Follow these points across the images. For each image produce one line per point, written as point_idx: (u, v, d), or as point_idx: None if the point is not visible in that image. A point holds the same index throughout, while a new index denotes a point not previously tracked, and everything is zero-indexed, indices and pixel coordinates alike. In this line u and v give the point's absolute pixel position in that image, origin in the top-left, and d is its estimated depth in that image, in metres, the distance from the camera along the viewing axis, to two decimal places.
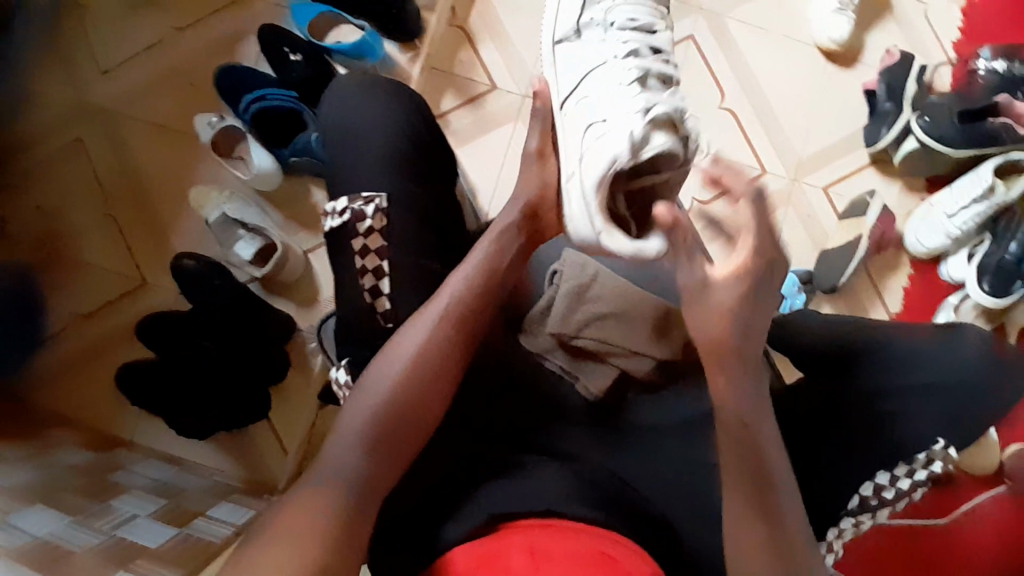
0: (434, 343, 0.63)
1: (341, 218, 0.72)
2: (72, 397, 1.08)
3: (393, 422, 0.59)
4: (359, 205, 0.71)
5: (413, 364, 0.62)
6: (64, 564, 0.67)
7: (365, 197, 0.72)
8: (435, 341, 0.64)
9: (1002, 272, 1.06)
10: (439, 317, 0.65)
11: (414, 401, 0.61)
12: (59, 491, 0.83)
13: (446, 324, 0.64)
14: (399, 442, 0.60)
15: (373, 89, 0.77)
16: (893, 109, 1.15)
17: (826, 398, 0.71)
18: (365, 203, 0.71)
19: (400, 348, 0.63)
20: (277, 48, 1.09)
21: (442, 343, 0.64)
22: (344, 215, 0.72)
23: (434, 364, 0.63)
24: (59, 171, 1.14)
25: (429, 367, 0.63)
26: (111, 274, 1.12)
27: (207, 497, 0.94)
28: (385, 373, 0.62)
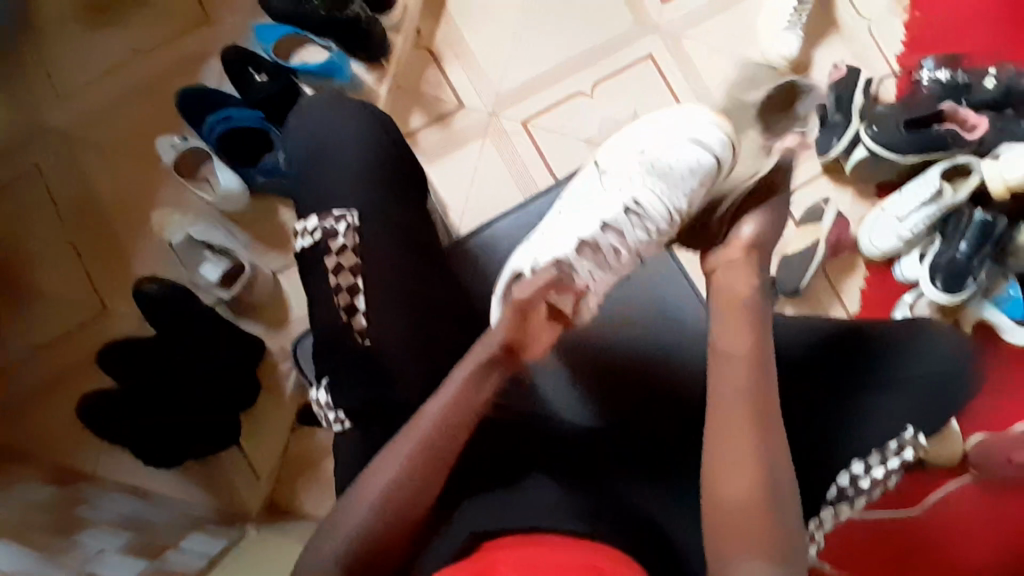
0: (422, 461, 0.60)
1: (312, 238, 0.71)
2: (32, 429, 1.04)
3: (388, 521, 0.58)
4: (330, 223, 0.70)
5: (403, 480, 0.59)
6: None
7: (335, 214, 0.71)
8: (419, 457, 0.60)
9: (953, 269, 1.11)
10: (423, 437, 0.61)
11: (408, 500, 0.59)
12: (20, 528, 0.79)
13: (443, 417, 0.62)
14: (395, 530, 0.58)
15: (340, 106, 0.77)
16: (842, 120, 1.20)
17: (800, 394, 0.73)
18: (336, 221, 0.71)
19: (388, 468, 0.60)
20: (242, 70, 1.09)
21: (432, 463, 0.61)
22: (315, 234, 0.71)
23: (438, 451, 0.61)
24: (14, 197, 1.10)
25: (421, 479, 0.60)
26: (71, 301, 1.09)
27: (178, 528, 0.91)
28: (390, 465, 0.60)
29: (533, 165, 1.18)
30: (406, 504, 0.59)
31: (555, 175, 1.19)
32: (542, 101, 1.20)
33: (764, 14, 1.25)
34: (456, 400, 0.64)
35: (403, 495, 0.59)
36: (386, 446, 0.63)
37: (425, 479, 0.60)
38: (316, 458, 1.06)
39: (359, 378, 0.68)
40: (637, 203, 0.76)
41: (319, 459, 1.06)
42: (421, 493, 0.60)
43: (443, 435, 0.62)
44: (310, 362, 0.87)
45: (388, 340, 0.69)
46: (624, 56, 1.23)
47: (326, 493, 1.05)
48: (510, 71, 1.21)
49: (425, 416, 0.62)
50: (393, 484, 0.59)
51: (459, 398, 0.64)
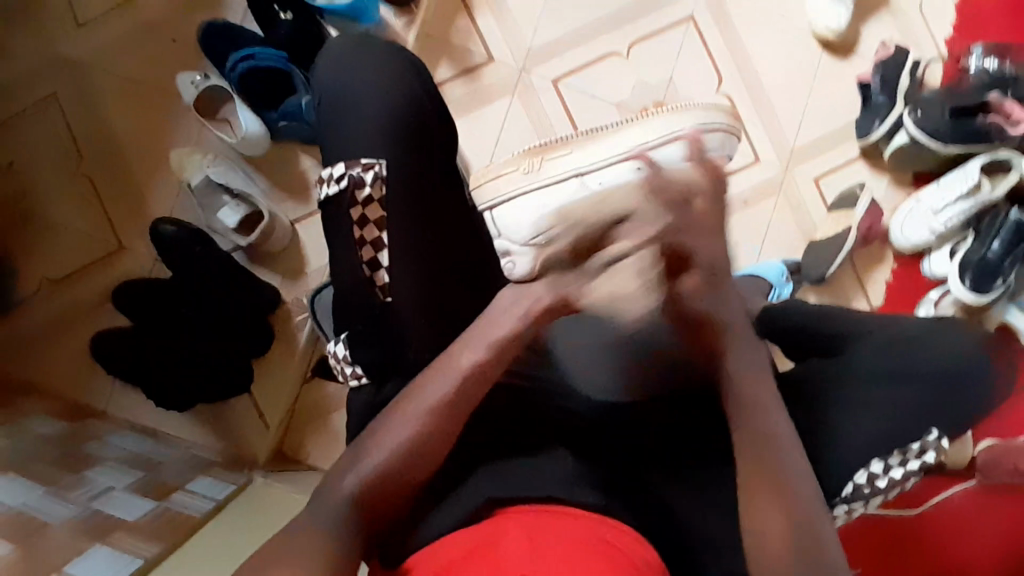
0: (439, 413, 0.60)
1: (338, 185, 0.68)
2: (45, 364, 1.04)
3: (396, 466, 0.59)
4: (358, 171, 0.68)
5: (419, 427, 0.60)
6: (39, 543, 0.65)
7: (364, 163, 0.68)
8: (429, 417, 0.60)
9: (984, 268, 1.08)
10: (444, 393, 0.60)
11: (413, 463, 0.59)
12: (30, 462, 0.80)
13: (463, 383, 0.61)
14: (404, 475, 0.59)
15: (372, 49, 0.73)
16: (886, 102, 1.16)
17: (831, 387, 0.72)
18: (364, 170, 0.68)
19: (404, 415, 0.60)
20: (265, 5, 1.03)
21: (448, 414, 0.60)
22: (341, 182, 0.68)
23: (450, 413, 0.60)
24: (30, 126, 1.08)
25: (437, 429, 0.60)
26: (86, 237, 1.07)
27: (187, 470, 0.92)
28: (400, 426, 0.60)
29: (561, 127, 1.15)
30: (418, 455, 0.59)
31: None
32: (573, 61, 1.15)
33: None
34: (484, 363, 0.62)
35: (410, 454, 0.59)
36: (404, 390, 0.62)
37: (441, 429, 0.60)
38: (328, 411, 1.06)
39: (380, 338, 0.66)
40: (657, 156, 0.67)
41: (329, 413, 1.06)
42: (433, 444, 0.60)
43: (464, 395, 0.61)
44: (328, 315, 0.85)
45: (413, 301, 0.67)
46: (664, 18, 1.17)
47: (333, 447, 1.05)
48: (543, 27, 1.16)
49: (439, 384, 0.61)
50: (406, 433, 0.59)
51: (486, 361, 0.62)
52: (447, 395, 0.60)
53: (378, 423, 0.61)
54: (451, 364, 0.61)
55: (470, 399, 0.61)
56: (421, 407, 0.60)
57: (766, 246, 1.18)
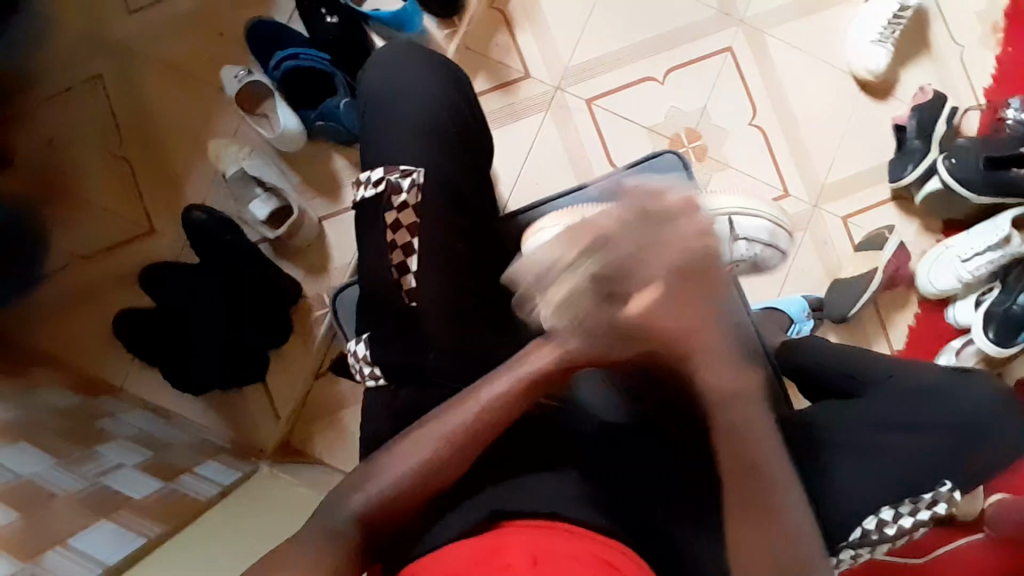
0: (457, 437, 0.59)
1: (375, 188, 0.69)
2: (68, 337, 1.07)
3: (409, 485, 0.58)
4: (396, 178, 0.69)
5: (434, 449, 0.58)
6: (47, 514, 0.66)
7: (402, 170, 0.69)
8: (447, 446, 0.58)
9: (1008, 321, 1.08)
10: (462, 418, 0.59)
11: (424, 486, 0.58)
12: (45, 433, 0.82)
13: (486, 416, 0.59)
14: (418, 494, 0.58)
15: (416, 59, 0.75)
16: (920, 147, 1.15)
17: (851, 433, 0.70)
18: (402, 177, 0.69)
19: (421, 437, 0.59)
20: (313, 8, 1.06)
21: (467, 446, 0.59)
22: (379, 186, 0.69)
23: (469, 446, 0.59)
24: (77, 107, 1.11)
25: (453, 453, 0.58)
26: (119, 217, 1.10)
27: (196, 454, 0.93)
28: (415, 450, 0.59)
29: (591, 146, 1.15)
30: (431, 478, 0.58)
31: (612, 162, 1.15)
32: (609, 83, 1.17)
33: (855, 24, 1.18)
34: (512, 400, 0.59)
35: (424, 479, 0.58)
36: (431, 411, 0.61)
37: (457, 459, 0.59)
38: (338, 406, 1.07)
39: (399, 340, 0.67)
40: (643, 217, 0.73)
41: (339, 409, 1.07)
42: (449, 468, 0.59)
43: (484, 421, 0.59)
44: (348, 313, 0.85)
45: (435, 306, 0.68)
46: (703, 48, 1.18)
47: (339, 442, 1.06)
48: (582, 47, 1.17)
49: (461, 414, 0.59)
50: (423, 453, 0.58)
51: (514, 397, 0.59)
52: (467, 425, 0.59)
53: (395, 444, 0.60)
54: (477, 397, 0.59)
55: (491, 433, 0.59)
56: (438, 432, 0.59)
57: (789, 281, 1.17)
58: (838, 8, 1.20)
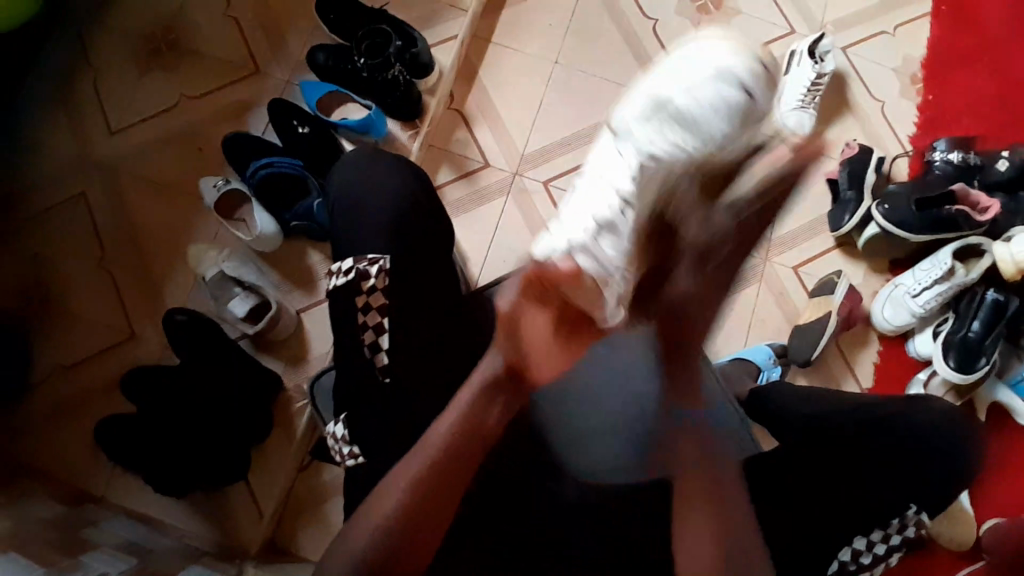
0: (417, 500, 0.62)
1: (346, 276, 0.73)
2: (45, 452, 1.06)
3: (399, 547, 0.62)
4: (364, 265, 0.73)
5: (406, 506, 0.62)
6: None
7: (370, 257, 0.73)
8: (412, 499, 0.62)
9: (965, 349, 1.12)
10: (414, 481, 0.63)
11: (400, 540, 0.62)
12: (30, 545, 0.81)
13: (443, 456, 0.64)
14: (410, 555, 0.63)
15: (381, 160, 0.80)
16: (854, 197, 1.24)
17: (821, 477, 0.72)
18: (369, 264, 0.73)
19: (383, 503, 0.63)
20: (286, 119, 1.14)
21: (426, 491, 0.63)
22: (349, 274, 0.73)
23: (436, 495, 0.63)
24: (60, 224, 1.17)
25: (426, 509, 0.63)
26: (100, 326, 1.13)
27: (180, 558, 0.93)
28: (382, 506, 0.63)
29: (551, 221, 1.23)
30: (403, 531, 0.62)
31: None
32: (563, 164, 1.26)
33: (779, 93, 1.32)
34: (458, 433, 0.65)
35: (398, 535, 0.62)
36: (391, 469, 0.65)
37: (422, 510, 0.63)
38: (322, 499, 1.07)
39: (377, 416, 0.70)
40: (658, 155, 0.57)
41: (324, 499, 1.07)
42: (427, 524, 0.63)
43: (435, 477, 0.63)
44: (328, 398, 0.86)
45: (408, 381, 0.71)
46: None
47: (325, 536, 1.06)
48: (537, 133, 1.28)
49: (419, 457, 0.64)
50: (393, 506, 0.62)
51: (461, 425, 0.65)
52: (423, 471, 0.63)
53: (364, 507, 0.64)
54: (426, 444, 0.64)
55: (449, 477, 0.64)
56: (397, 492, 0.63)
57: (753, 330, 1.23)
58: None
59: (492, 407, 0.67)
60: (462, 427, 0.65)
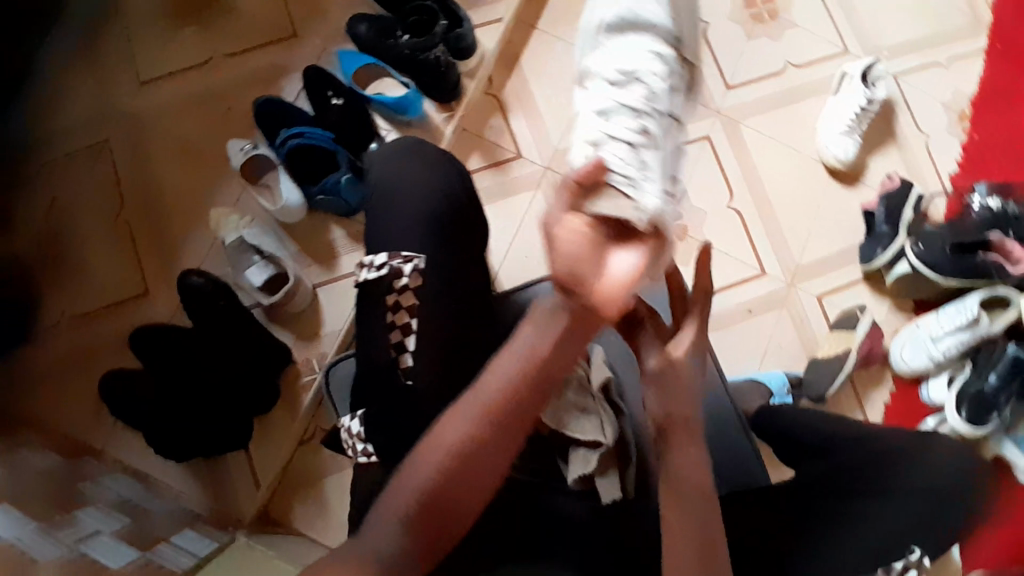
0: (470, 449, 0.59)
1: (378, 272, 0.71)
2: (47, 401, 1.06)
3: (445, 501, 0.59)
4: (398, 263, 0.71)
5: (453, 457, 0.59)
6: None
7: (405, 255, 0.71)
8: (461, 454, 0.59)
9: (979, 401, 1.10)
10: (476, 430, 0.59)
11: (448, 496, 0.59)
12: (25, 499, 0.82)
13: (504, 413, 0.60)
14: (457, 508, 0.59)
15: (422, 152, 0.77)
16: (888, 232, 1.22)
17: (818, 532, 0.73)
18: (403, 262, 0.71)
19: (435, 447, 0.60)
20: (321, 89, 1.11)
21: (481, 448, 0.60)
22: (381, 270, 0.71)
23: (488, 444, 0.60)
24: (81, 171, 1.15)
25: (475, 463, 0.59)
26: (113, 279, 1.12)
27: (172, 522, 0.94)
28: (432, 456, 0.60)
29: None
30: (448, 487, 0.59)
31: None
32: None
33: (824, 116, 1.28)
34: (520, 380, 0.61)
35: (441, 496, 0.59)
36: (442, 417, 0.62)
37: (473, 468, 0.59)
38: (320, 475, 1.08)
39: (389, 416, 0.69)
40: (616, 84, 1.06)
41: (321, 476, 1.07)
42: (476, 476, 0.60)
43: (499, 428, 0.60)
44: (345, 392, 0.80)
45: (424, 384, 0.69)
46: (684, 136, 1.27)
47: (319, 512, 1.06)
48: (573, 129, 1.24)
49: (482, 396, 0.61)
50: (441, 459, 0.59)
51: (524, 365, 0.61)
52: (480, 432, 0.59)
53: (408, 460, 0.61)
54: (481, 395, 0.60)
55: (510, 431, 0.60)
56: (455, 437, 0.60)
57: (769, 355, 1.21)
58: (807, 102, 1.30)
59: (551, 334, 0.62)
60: (530, 369, 0.61)
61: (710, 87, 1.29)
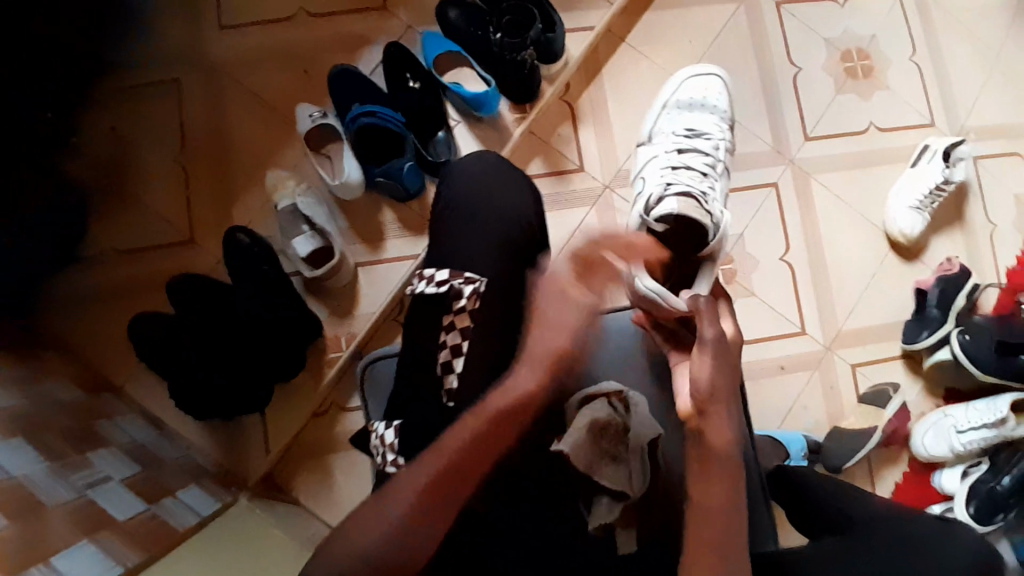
0: (477, 433, 0.62)
1: (438, 288, 0.70)
2: (75, 328, 1.07)
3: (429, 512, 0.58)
4: (459, 283, 0.70)
5: (449, 454, 0.60)
6: (36, 525, 0.70)
7: (466, 277, 0.70)
8: (469, 439, 0.62)
9: (990, 501, 1.08)
10: (490, 414, 0.64)
11: (445, 484, 0.59)
12: (45, 432, 0.83)
13: (519, 398, 0.66)
14: (442, 507, 0.59)
15: (504, 171, 0.77)
16: (937, 317, 1.18)
17: None
18: (465, 283, 0.70)
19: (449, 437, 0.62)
20: (399, 70, 1.10)
21: (489, 432, 0.63)
22: (442, 287, 0.70)
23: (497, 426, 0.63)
24: (146, 105, 1.14)
25: (465, 466, 0.61)
26: (159, 220, 1.11)
27: (179, 474, 0.96)
28: (443, 441, 0.62)
29: None
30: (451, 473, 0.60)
31: None
32: None
33: (897, 185, 1.24)
34: (533, 373, 0.67)
35: (443, 479, 0.59)
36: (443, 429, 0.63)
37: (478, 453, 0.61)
38: (330, 450, 1.08)
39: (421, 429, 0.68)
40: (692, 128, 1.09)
41: (331, 451, 1.08)
42: (465, 471, 0.61)
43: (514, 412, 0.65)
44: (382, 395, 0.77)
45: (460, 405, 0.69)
46: (754, 179, 1.24)
47: (322, 485, 1.07)
48: None
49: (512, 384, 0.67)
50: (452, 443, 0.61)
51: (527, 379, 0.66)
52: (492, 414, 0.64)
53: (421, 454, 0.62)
54: (485, 406, 0.64)
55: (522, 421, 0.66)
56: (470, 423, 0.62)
57: (791, 415, 1.19)
58: (882, 168, 1.26)
59: (704, 364, 0.60)
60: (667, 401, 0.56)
61: (788, 133, 1.25)
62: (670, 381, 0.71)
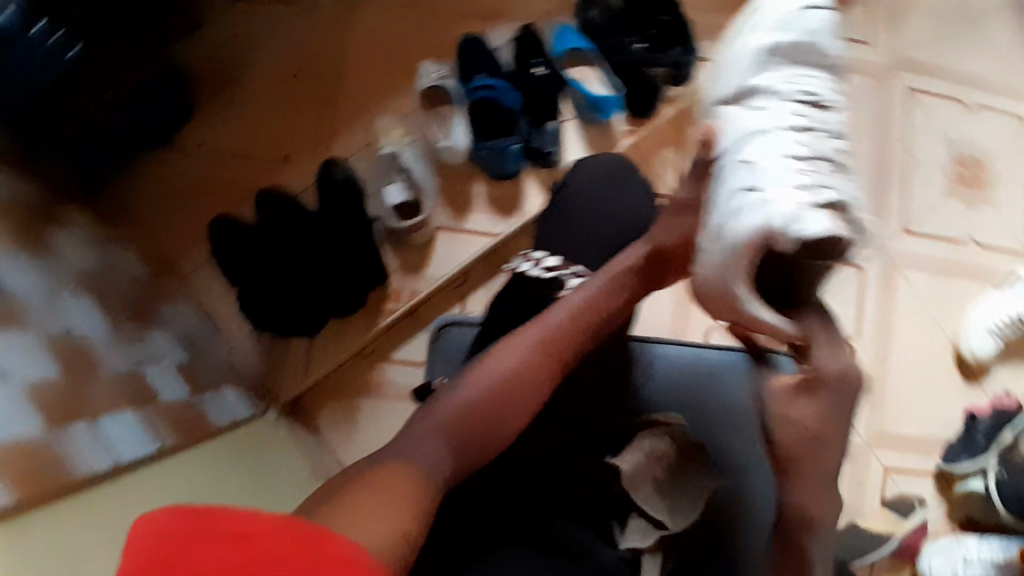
0: (529, 357, 0.64)
1: (547, 274, 0.74)
2: (156, 208, 1.11)
3: (473, 429, 0.60)
4: (567, 274, 0.73)
5: (502, 375, 0.62)
6: (85, 380, 0.75)
7: (575, 270, 0.74)
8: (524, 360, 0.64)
9: None
10: (539, 339, 0.65)
11: (493, 400, 0.61)
12: (110, 300, 0.90)
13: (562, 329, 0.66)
14: (495, 424, 0.61)
15: (626, 187, 0.83)
16: (983, 447, 1.15)
17: None
18: (572, 275, 0.74)
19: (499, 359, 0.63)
20: (528, 53, 1.11)
21: (541, 357, 0.64)
22: (550, 274, 0.74)
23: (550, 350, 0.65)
24: (280, 20, 1.17)
25: (517, 391, 0.62)
26: (260, 130, 1.14)
27: (215, 374, 1.00)
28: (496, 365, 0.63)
29: None
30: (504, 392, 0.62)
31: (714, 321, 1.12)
32: None
33: (979, 304, 1.21)
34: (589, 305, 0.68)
35: (494, 398, 0.61)
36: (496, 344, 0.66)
37: (529, 374, 0.63)
38: (358, 393, 1.08)
39: None
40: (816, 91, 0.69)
41: (360, 394, 1.08)
42: (516, 399, 0.62)
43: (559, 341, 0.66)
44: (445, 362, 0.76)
45: None
46: None
47: (342, 425, 1.07)
48: None
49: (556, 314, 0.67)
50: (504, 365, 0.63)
51: (591, 305, 0.68)
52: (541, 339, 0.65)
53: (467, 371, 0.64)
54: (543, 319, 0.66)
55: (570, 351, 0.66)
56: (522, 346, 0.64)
57: None
58: (969, 282, 1.24)
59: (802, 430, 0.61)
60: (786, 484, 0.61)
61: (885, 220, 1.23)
62: (733, 431, 0.72)
